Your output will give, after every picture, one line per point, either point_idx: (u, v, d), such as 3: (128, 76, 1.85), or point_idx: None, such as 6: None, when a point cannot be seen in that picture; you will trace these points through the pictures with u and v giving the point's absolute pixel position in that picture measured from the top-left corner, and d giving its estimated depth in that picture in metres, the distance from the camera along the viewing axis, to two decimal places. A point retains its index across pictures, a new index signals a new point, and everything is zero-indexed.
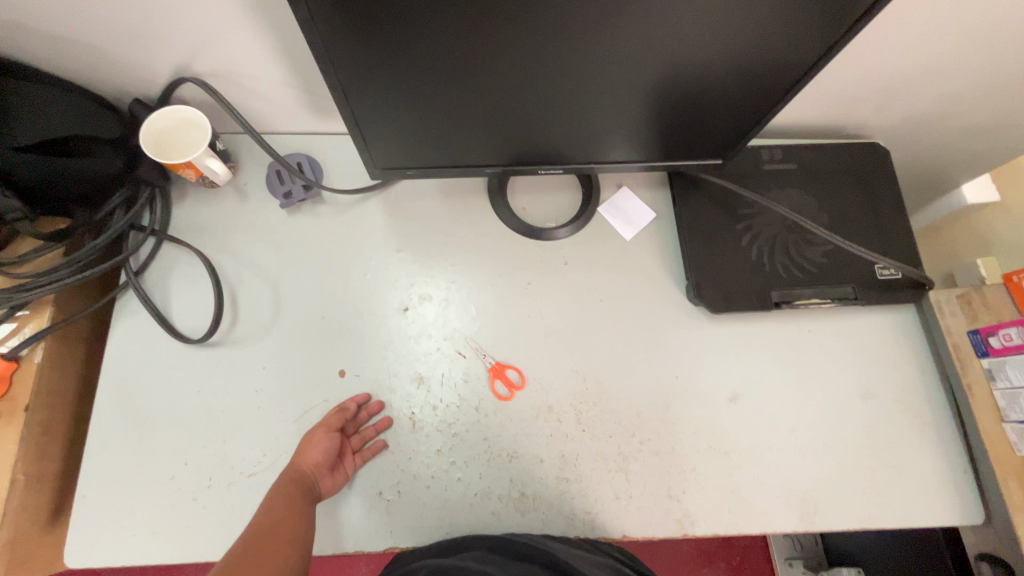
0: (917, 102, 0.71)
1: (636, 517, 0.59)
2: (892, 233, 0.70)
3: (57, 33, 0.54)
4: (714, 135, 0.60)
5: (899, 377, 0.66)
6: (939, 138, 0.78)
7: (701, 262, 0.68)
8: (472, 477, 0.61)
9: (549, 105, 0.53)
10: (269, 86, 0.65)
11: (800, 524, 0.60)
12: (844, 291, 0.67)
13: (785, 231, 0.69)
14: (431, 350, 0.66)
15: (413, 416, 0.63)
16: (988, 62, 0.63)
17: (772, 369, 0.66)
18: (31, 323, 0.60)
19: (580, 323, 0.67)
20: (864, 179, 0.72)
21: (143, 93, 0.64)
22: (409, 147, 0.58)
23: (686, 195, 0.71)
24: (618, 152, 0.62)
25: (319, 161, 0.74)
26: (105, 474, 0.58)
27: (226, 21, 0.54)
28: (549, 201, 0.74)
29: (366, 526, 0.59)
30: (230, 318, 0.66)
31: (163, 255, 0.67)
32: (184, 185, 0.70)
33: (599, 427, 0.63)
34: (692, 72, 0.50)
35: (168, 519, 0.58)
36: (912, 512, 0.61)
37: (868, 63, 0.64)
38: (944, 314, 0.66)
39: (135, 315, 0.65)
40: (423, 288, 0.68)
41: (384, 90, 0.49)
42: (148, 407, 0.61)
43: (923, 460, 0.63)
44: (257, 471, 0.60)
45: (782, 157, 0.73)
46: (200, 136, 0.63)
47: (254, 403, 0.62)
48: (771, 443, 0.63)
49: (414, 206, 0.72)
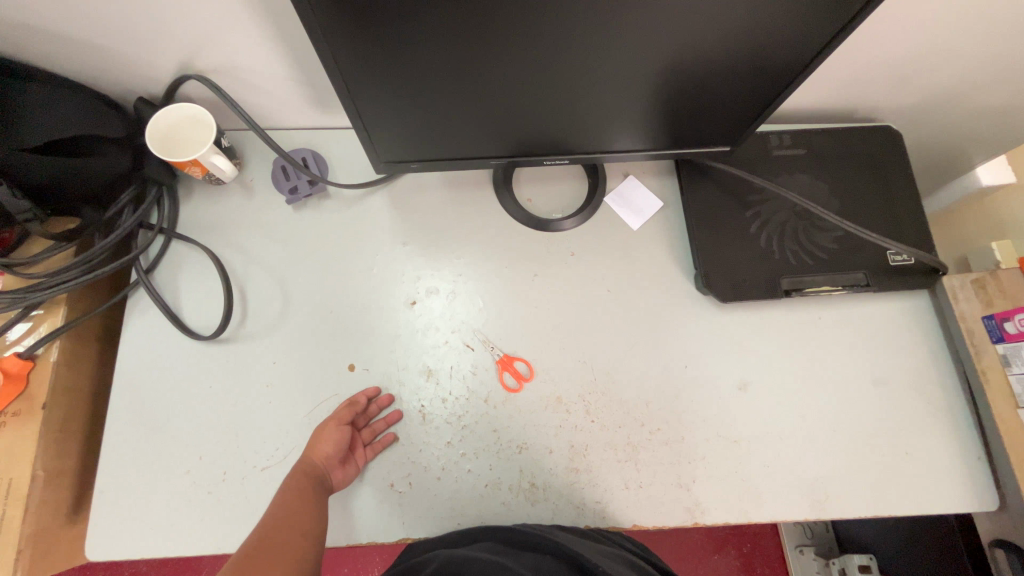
0: (931, 84, 0.70)
1: (646, 507, 0.60)
2: (905, 218, 0.69)
3: (60, 34, 0.54)
4: (722, 119, 0.59)
5: (911, 364, 0.65)
6: (952, 120, 0.77)
7: (709, 252, 0.67)
8: (482, 468, 0.61)
9: (552, 93, 0.52)
10: (272, 82, 0.65)
11: (811, 512, 0.60)
12: (855, 277, 0.66)
13: (794, 217, 0.68)
14: (439, 343, 0.66)
15: (423, 408, 0.63)
16: (1005, 41, 0.62)
17: (780, 357, 0.66)
18: (46, 323, 0.62)
19: (582, 316, 0.67)
20: (876, 163, 0.71)
21: (147, 91, 0.64)
22: (412, 141, 0.58)
23: (693, 183, 0.70)
24: (625, 140, 0.61)
25: (324, 156, 0.73)
26: (120, 471, 0.59)
27: (228, 19, 0.54)
28: (555, 192, 0.73)
29: (378, 517, 0.60)
30: (241, 314, 0.66)
31: (172, 252, 0.68)
32: (191, 183, 0.71)
33: (608, 417, 0.63)
34: (699, 55, 0.49)
35: (182, 514, 0.59)
36: (925, 500, 0.60)
37: (879, 45, 0.62)
38: (958, 300, 0.65)
39: (145, 313, 0.65)
40: (430, 281, 0.68)
41: (385, 82, 0.49)
42: (160, 404, 0.62)
43: (938, 447, 0.62)
44: (270, 465, 0.60)
45: (791, 143, 0.72)
46: (204, 133, 0.63)
47: (265, 398, 0.63)
48: (781, 430, 0.62)
49: (420, 199, 0.72)
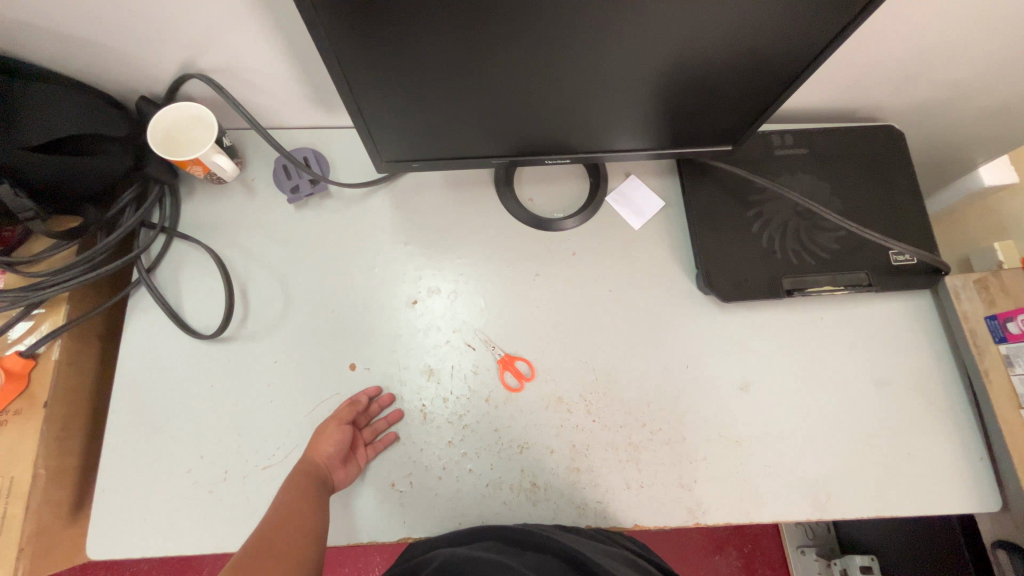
0: (932, 84, 0.69)
1: (647, 507, 0.59)
2: (906, 218, 0.68)
3: (61, 32, 0.54)
4: (724, 119, 0.59)
5: (912, 364, 0.65)
6: (953, 120, 0.77)
7: (710, 251, 0.67)
8: (483, 468, 0.61)
9: (554, 93, 0.52)
10: (273, 82, 0.65)
11: (812, 513, 0.60)
12: (857, 277, 0.66)
13: (796, 217, 0.68)
14: (440, 343, 0.66)
15: (424, 407, 0.63)
16: (1006, 41, 0.62)
17: (781, 356, 0.66)
18: (48, 321, 0.62)
19: (583, 315, 0.67)
20: (877, 162, 0.71)
21: (149, 90, 0.64)
22: (413, 140, 0.58)
23: (694, 183, 0.70)
24: (626, 139, 0.61)
25: (325, 155, 0.73)
26: (120, 471, 0.59)
27: (229, 18, 0.54)
28: (556, 191, 0.73)
29: (379, 517, 0.59)
30: (242, 313, 0.66)
31: (173, 252, 0.68)
32: (192, 182, 0.71)
33: (609, 417, 0.63)
34: (701, 55, 0.49)
35: (182, 513, 0.58)
36: (926, 500, 0.60)
37: (881, 44, 0.62)
38: (960, 300, 0.65)
39: (146, 312, 0.65)
40: (431, 280, 0.68)
41: (386, 80, 0.48)
42: (161, 403, 0.62)
43: (939, 448, 0.62)
44: (270, 464, 0.60)
45: (793, 143, 0.72)
46: (206, 133, 0.63)
47: (266, 397, 0.63)
48: (781, 430, 0.62)
49: (420, 199, 0.72)
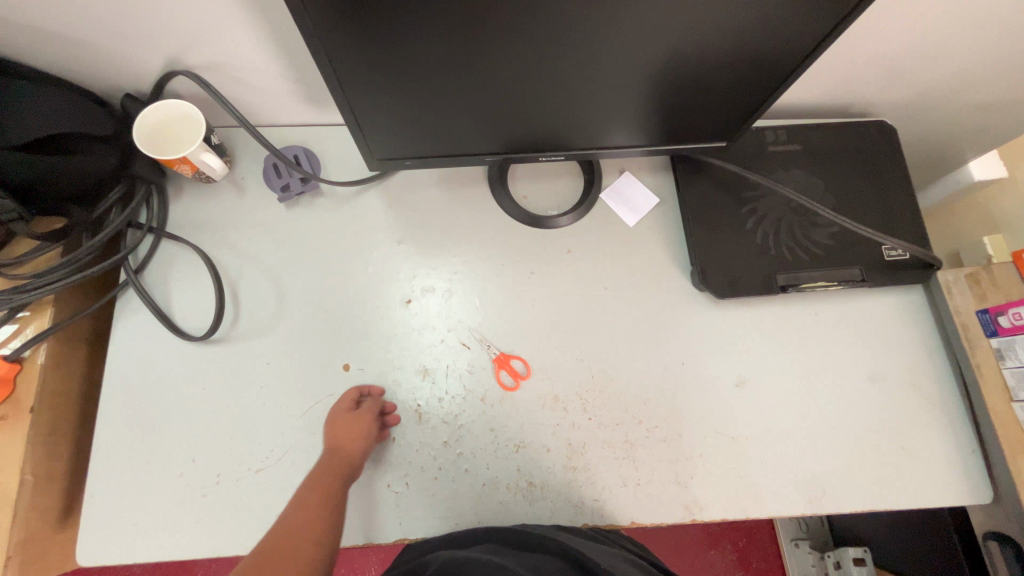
0: (925, 80, 0.70)
1: (645, 504, 0.59)
2: (899, 213, 0.69)
3: (43, 28, 0.53)
4: (718, 114, 0.59)
5: (906, 359, 0.66)
6: (944, 117, 0.77)
7: (705, 248, 0.67)
8: (479, 468, 0.61)
9: (547, 89, 0.52)
10: (262, 79, 0.64)
11: (809, 507, 0.60)
12: (851, 273, 0.66)
13: (790, 213, 0.68)
14: (435, 342, 0.65)
15: (419, 407, 0.63)
16: (998, 36, 0.62)
17: (776, 352, 0.66)
18: (33, 325, 0.60)
19: (579, 314, 0.67)
20: (870, 158, 0.71)
21: (134, 88, 0.63)
22: (405, 138, 0.57)
23: (688, 179, 0.70)
24: (620, 135, 0.61)
25: (316, 153, 0.72)
26: (114, 473, 0.59)
27: (218, 14, 0.53)
28: (550, 188, 0.72)
29: (375, 518, 0.59)
30: (232, 314, 0.65)
31: (161, 252, 0.67)
32: (180, 181, 0.70)
33: (605, 415, 0.62)
34: (695, 49, 0.48)
35: (176, 517, 0.58)
36: (921, 493, 0.61)
37: (876, 41, 0.62)
38: (952, 295, 0.65)
39: (135, 314, 0.64)
40: (425, 279, 0.68)
41: (377, 77, 0.48)
42: (152, 407, 0.61)
43: (933, 442, 0.62)
44: (265, 466, 0.60)
45: (787, 139, 0.72)
46: (192, 131, 0.62)
47: (260, 399, 0.62)
48: (778, 425, 0.63)
49: (414, 197, 0.71)
